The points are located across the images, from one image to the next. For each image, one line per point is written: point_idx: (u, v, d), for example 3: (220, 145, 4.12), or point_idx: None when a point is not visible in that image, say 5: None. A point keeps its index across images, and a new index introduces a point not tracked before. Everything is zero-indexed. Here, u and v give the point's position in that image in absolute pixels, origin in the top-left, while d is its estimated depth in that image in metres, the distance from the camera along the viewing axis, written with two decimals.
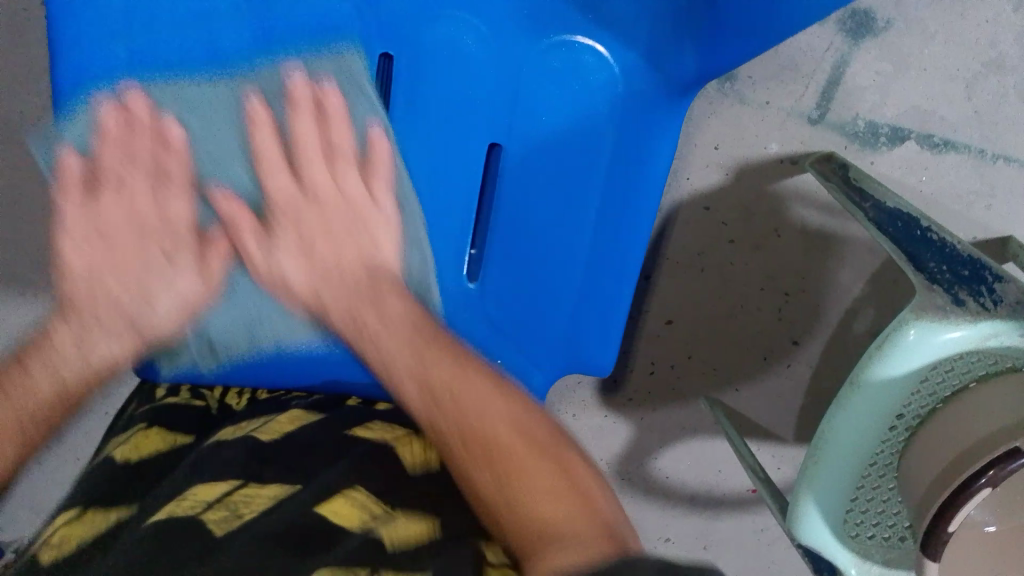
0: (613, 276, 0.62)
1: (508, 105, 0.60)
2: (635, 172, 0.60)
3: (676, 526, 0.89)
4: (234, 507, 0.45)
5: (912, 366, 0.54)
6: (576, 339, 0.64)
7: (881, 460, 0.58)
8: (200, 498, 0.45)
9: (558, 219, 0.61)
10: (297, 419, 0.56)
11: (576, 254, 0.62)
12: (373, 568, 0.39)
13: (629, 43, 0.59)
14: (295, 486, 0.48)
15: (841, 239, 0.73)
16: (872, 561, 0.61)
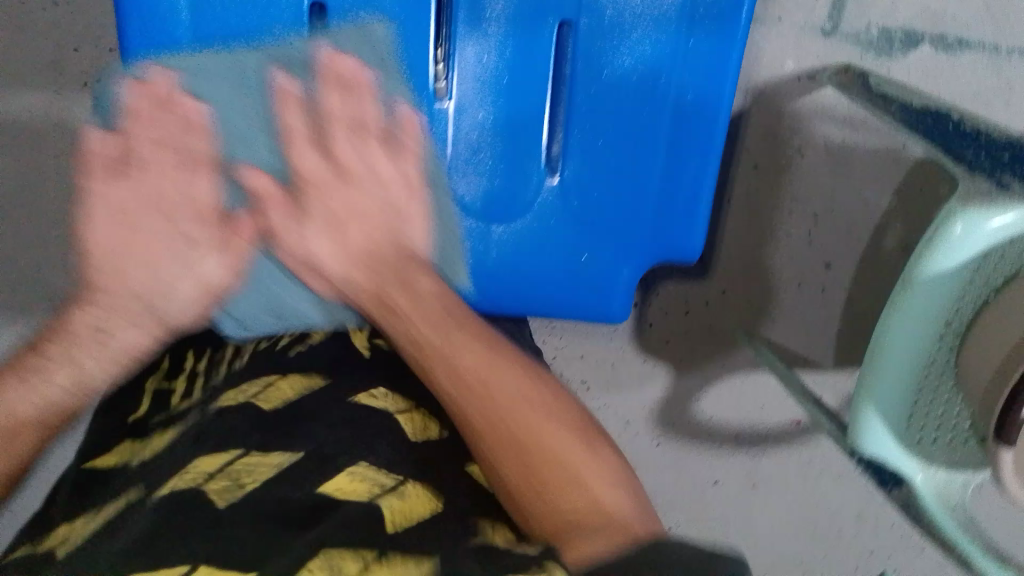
0: (694, 154, 0.60)
1: None
2: (711, 34, 0.56)
3: (724, 468, 0.88)
4: (237, 475, 0.44)
5: (963, 257, 0.53)
6: (661, 225, 0.62)
7: (938, 359, 0.57)
8: (199, 470, 0.44)
9: (634, 94, 0.58)
10: (288, 392, 0.51)
11: (658, 132, 0.59)
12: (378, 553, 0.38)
13: None
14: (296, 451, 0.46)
15: (865, 153, 0.72)
16: (936, 466, 0.59)
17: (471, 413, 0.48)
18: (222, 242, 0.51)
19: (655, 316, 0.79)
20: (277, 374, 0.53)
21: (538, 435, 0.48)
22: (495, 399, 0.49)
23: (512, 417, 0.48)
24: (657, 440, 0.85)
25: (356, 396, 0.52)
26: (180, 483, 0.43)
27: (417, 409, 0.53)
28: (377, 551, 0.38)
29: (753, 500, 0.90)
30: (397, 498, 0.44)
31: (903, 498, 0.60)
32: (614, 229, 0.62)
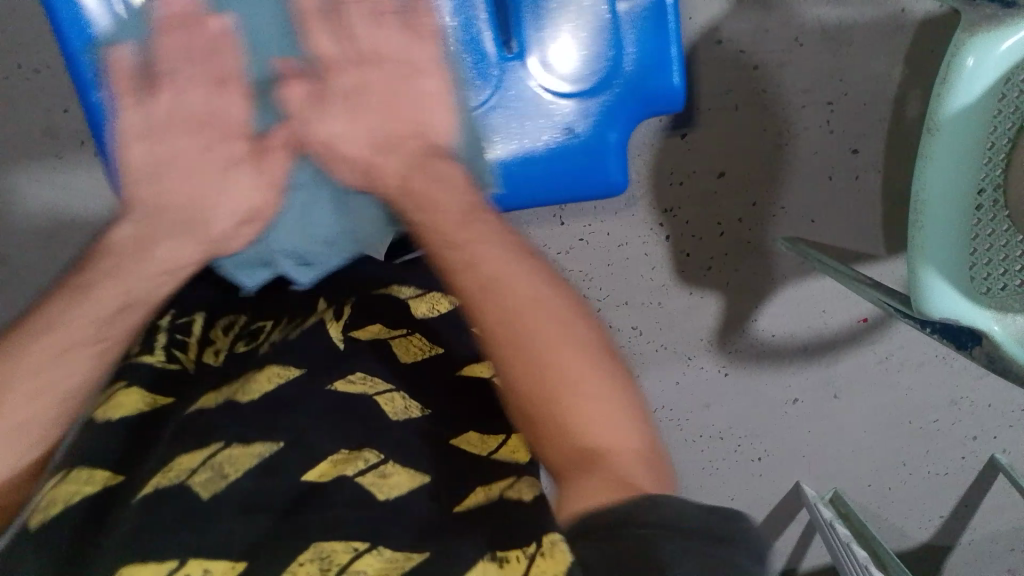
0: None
1: None
2: None
3: (798, 383, 0.86)
4: (220, 468, 0.36)
5: (983, 86, 0.51)
6: (635, 77, 0.55)
7: (986, 200, 0.54)
8: (182, 465, 0.37)
9: None
10: (275, 376, 0.42)
11: None
12: (370, 545, 0.33)
13: None
14: (275, 443, 0.38)
15: (862, 26, 0.70)
16: (1013, 314, 0.57)
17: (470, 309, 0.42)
18: (256, 159, 0.48)
19: (690, 244, 0.77)
20: (270, 321, 0.50)
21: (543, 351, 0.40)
22: (519, 316, 0.41)
23: (528, 330, 0.40)
24: (725, 370, 0.83)
25: (348, 327, 0.47)
26: (161, 481, 0.36)
27: (415, 334, 0.49)
28: (369, 541, 0.33)
29: (834, 409, 0.88)
30: (376, 476, 0.37)
31: (987, 353, 0.58)
32: (592, 91, 0.54)
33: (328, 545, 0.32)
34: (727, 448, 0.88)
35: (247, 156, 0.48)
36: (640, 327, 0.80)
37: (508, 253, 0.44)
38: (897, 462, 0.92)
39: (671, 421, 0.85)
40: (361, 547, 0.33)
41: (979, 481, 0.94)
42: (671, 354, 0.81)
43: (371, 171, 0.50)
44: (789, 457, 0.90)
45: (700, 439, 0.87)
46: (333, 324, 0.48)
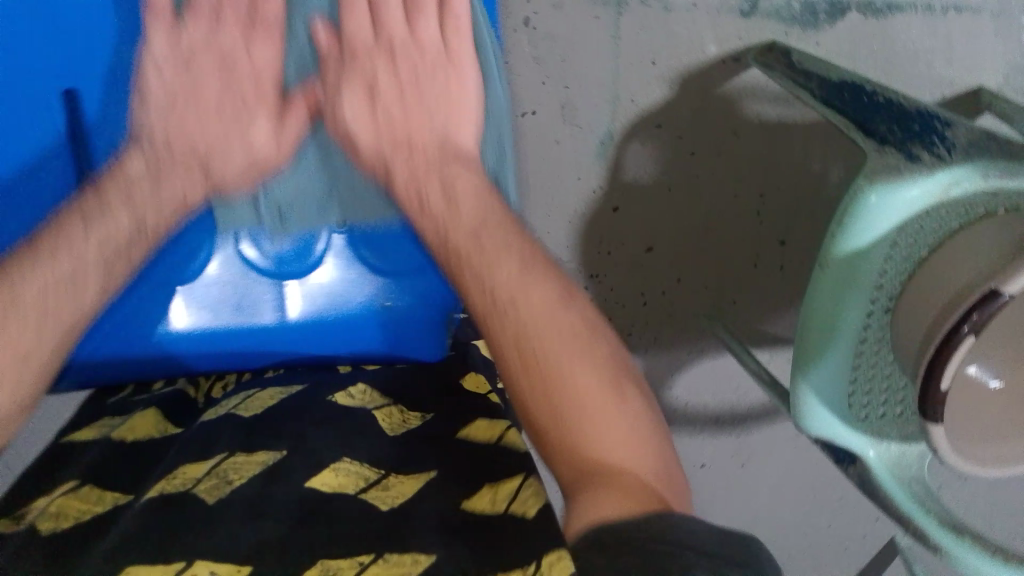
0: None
1: None
2: None
3: (707, 450, 0.88)
4: (224, 475, 0.47)
5: (876, 231, 0.52)
6: None
7: (871, 335, 0.56)
8: (188, 475, 0.47)
9: None
10: (280, 391, 0.56)
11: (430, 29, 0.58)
12: (375, 556, 0.40)
13: None
14: (281, 450, 0.49)
15: (802, 125, 0.71)
16: (888, 441, 0.59)
17: (504, 336, 0.43)
18: (277, 115, 0.54)
19: (613, 309, 0.79)
20: (258, 387, 0.57)
21: (598, 419, 0.40)
22: (561, 381, 0.41)
23: (538, 327, 0.43)
24: None
25: (333, 396, 0.55)
26: (167, 487, 0.45)
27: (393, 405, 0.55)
28: (372, 556, 0.40)
29: (741, 478, 0.91)
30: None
31: (860, 474, 0.60)
32: None
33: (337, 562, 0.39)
34: None
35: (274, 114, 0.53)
36: None
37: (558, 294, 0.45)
38: (798, 531, 0.95)
39: None
40: (365, 560, 0.39)
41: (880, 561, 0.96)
42: None
43: (389, 157, 0.53)
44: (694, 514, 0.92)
45: None
46: None
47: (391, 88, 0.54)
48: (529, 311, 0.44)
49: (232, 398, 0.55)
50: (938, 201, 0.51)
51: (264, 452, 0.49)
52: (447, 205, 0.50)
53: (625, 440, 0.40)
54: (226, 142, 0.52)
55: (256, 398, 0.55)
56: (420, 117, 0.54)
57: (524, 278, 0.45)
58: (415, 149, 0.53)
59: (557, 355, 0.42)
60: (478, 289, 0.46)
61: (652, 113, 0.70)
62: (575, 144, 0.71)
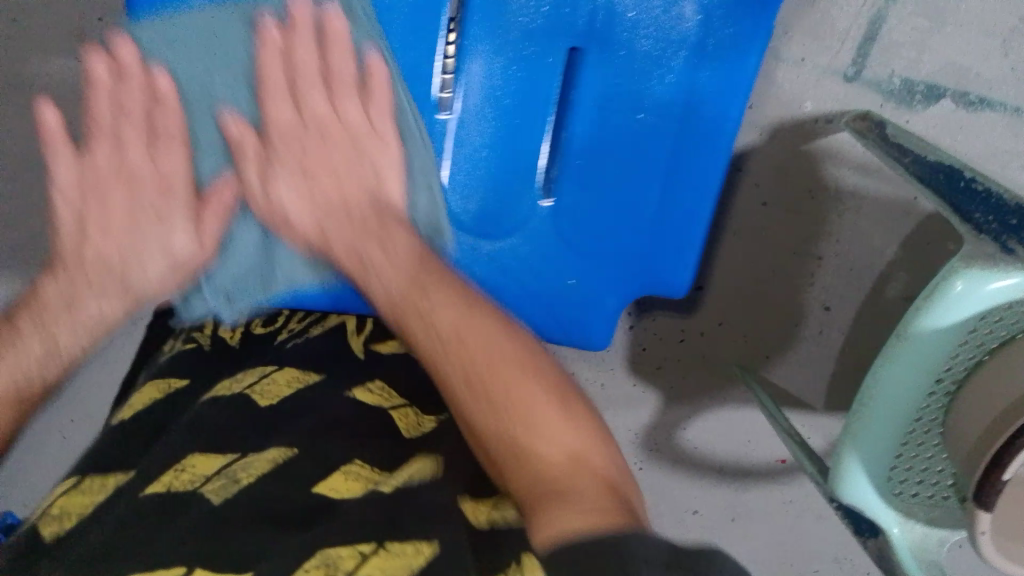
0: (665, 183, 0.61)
1: (604, 123, 0.60)
2: (699, 141, 0.58)
3: (704, 496, 0.87)
4: (233, 472, 0.46)
5: (959, 317, 0.53)
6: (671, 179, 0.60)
7: (926, 415, 0.57)
8: (198, 472, 0.47)
9: (623, 154, 0.60)
10: (297, 380, 0.56)
11: (646, 192, 0.61)
12: (376, 544, 0.39)
13: (626, 150, 0.60)
14: (315, 372, 0.57)
15: (875, 199, 0.72)
16: (915, 520, 0.59)
17: (448, 367, 0.46)
18: (193, 214, 0.55)
19: (649, 340, 0.79)
20: (275, 366, 0.57)
21: (490, 375, 0.45)
22: (473, 358, 0.45)
23: (473, 353, 0.46)
24: (641, 464, 0.86)
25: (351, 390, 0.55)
26: (174, 484, 0.46)
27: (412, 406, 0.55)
28: (373, 545, 0.39)
29: (728, 531, 0.89)
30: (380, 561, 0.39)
31: (880, 547, 0.60)
32: (620, 140, 0.60)
33: (338, 550, 0.39)
34: None
35: (186, 208, 0.54)
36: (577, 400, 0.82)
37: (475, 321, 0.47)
38: None
39: None
40: (366, 550, 0.39)
41: None
42: None
43: (323, 226, 0.53)
44: None
45: None
46: (356, 336, 0.62)
47: (356, 195, 0.53)
48: (454, 336, 0.46)
49: (246, 377, 0.56)
50: None
51: (274, 448, 0.48)
52: (390, 265, 0.51)
53: (513, 359, 0.46)
54: (162, 170, 0.54)
55: (273, 380, 0.55)
56: (355, 182, 0.54)
57: (465, 322, 0.47)
58: (378, 272, 0.51)
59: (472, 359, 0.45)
60: (421, 324, 0.48)
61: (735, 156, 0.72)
62: None
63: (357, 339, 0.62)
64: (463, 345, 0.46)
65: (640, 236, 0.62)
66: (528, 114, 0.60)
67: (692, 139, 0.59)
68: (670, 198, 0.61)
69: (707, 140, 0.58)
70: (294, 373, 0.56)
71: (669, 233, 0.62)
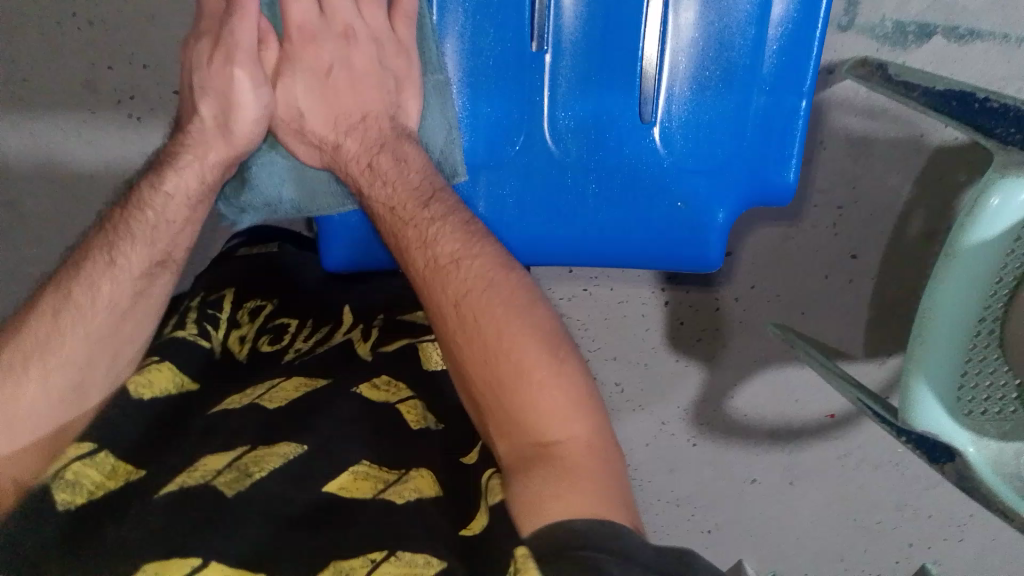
0: (761, 100, 0.57)
1: (698, 43, 0.57)
2: (790, 49, 0.56)
3: (760, 465, 0.88)
4: (244, 467, 0.43)
5: (1001, 228, 0.55)
6: (771, 90, 0.57)
7: (983, 330, 0.58)
8: (208, 466, 0.43)
9: (720, 73, 0.57)
10: (304, 386, 0.51)
11: (746, 111, 0.57)
12: (387, 552, 0.38)
13: (725, 69, 0.57)
14: (322, 378, 0.52)
15: (884, 140, 0.74)
16: (988, 438, 0.60)
17: (468, 348, 0.47)
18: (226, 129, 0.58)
19: (685, 313, 0.80)
20: (284, 376, 0.53)
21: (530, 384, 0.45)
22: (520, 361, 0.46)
23: (497, 317, 0.47)
24: (693, 440, 0.86)
25: (356, 387, 0.51)
26: (188, 481, 0.42)
27: (414, 398, 0.52)
28: (385, 552, 0.38)
29: (786, 497, 0.90)
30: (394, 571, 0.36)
31: (958, 469, 0.60)
32: (718, 56, 0.57)
33: (348, 563, 0.37)
34: (680, 515, 0.90)
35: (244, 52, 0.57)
36: (622, 383, 0.82)
37: (519, 307, 0.48)
38: (837, 556, 0.95)
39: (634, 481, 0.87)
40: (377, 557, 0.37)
41: None
42: (647, 414, 0.84)
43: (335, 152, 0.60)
44: (736, 533, 0.92)
45: (658, 502, 0.89)
46: (363, 343, 0.58)
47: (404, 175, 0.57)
48: (491, 312, 0.48)
49: (255, 390, 0.52)
50: None
51: (285, 444, 0.44)
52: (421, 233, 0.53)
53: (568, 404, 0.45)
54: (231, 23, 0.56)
55: (279, 391, 0.51)
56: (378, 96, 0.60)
57: (486, 286, 0.49)
58: (441, 221, 0.53)
59: (506, 360, 0.46)
60: (443, 292, 0.50)
61: None
62: None
63: (364, 344, 0.58)
64: (526, 350, 0.46)
65: (743, 141, 0.57)
66: (620, 48, 0.57)
67: (788, 47, 0.56)
68: (772, 92, 0.57)
69: (803, 21, 0.55)
70: (302, 381, 0.52)
71: (774, 134, 0.57)
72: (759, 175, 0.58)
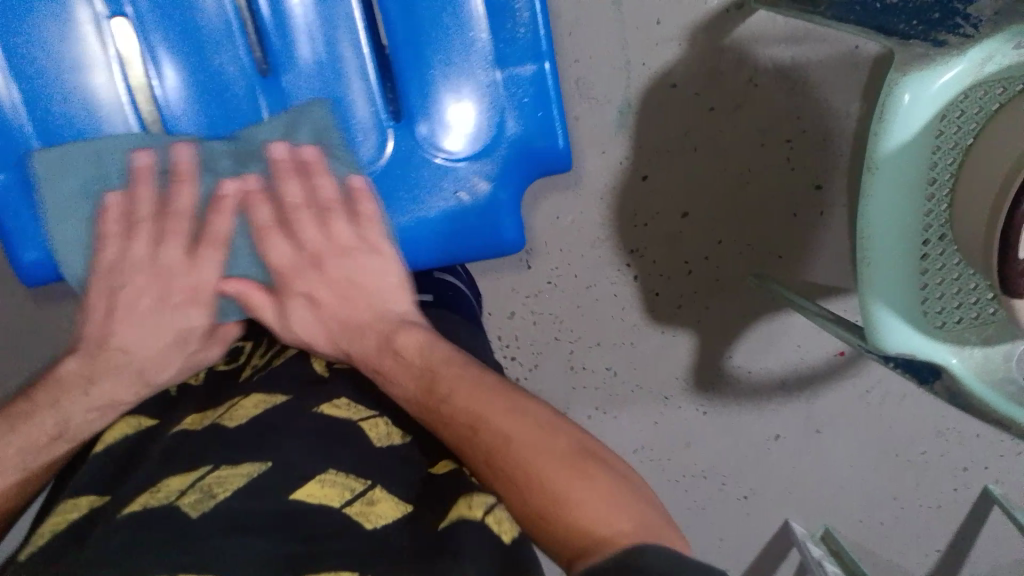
0: (508, 81, 0.57)
1: (413, 35, 0.55)
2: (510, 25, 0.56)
3: (779, 419, 0.85)
4: (207, 489, 0.40)
5: (920, 124, 0.51)
6: (508, 74, 0.56)
7: (934, 237, 0.55)
8: (171, 487, 0.40)
9: (446, 58, 0.55)
10: (259, 402, 0.49)
11: (490, 99, 0.56)
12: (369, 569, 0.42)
13: (455, 56, 0.55)
14: (281, 394, 0.50)
15: (816, 63, 0.70)
16: (970, 346, 0.57)
17: (462, 434, 0.45)
18: None
19: (658, 283, 0.77)
20: (244, 395, 0.50)
21: (505, 431, 0.44)
22: (509, 438, 0.44)
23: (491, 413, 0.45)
24: (703, 409, 0.83)
25: (316, 406, 0.49)
26: (150, 501, 0.39)
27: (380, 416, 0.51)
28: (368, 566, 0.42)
29: (817, 446, 0.87)
30: None
31: (948, 386, 0.58)
32: (440, 45, 0.55)
33: None
34: (709, 488, 0.88)
35: None
36: (614, 367, 0.80)
37: (511, 405, 0.46)
38: (886, 496, 0.90)
39: (653, 461, 0.86)
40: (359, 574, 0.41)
41: (974, 520, 0.91)
42: (647, 394, 0.82)
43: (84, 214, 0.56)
44: (779, 494, 0.89)
45: (684, 479, 0.87)
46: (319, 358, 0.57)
47: (367, 318, 0.57)
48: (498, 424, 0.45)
49: (213, 411, 0.49)
50: (975, 78, 0.50)
51: (249, 462, 0.43)
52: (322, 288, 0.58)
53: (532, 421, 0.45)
54: None
55: (240, 407, 0.48)
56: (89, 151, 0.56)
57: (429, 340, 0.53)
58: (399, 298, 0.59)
59: (502, 444, 0.43)
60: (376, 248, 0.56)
61: (677, 56, 0.69)
62: (594, 119, 0.71)
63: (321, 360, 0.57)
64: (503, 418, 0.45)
65: (496, 119, 0.57)
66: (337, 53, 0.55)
67: (503, 22, 0.56)
68: (507, 72, 0.56)
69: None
70: (259, 396, 0.49)
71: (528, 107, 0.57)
72: (529, 146, 0.58)
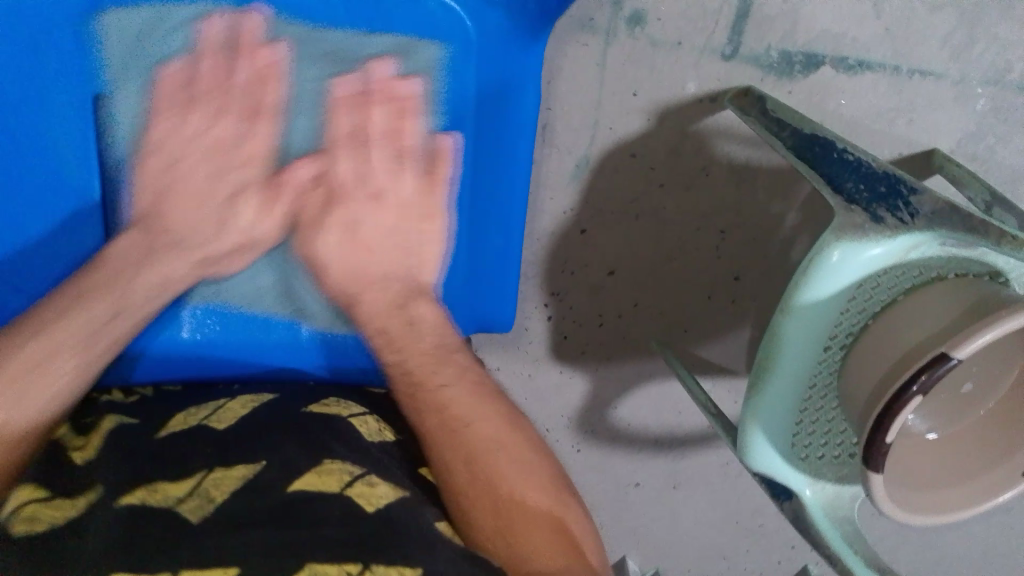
0: (506, 119, 0.62)
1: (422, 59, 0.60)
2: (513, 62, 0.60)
3: (643, 470, 0.91)
4: (207, 491, 0.52)
5: (838, 287, 0.55)
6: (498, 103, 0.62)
7: (820, 382, 0.60)
8: (168, 493, 0.51)
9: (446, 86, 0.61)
10: (252, 402, 0.61)
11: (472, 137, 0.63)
12: (361, 565, 0.46)
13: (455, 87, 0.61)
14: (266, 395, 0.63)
15: (765, 169, 0.73)
16: (824, 481, 0.62)
17: None
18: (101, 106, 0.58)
19: (569, 328, 0.81)
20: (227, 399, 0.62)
21: None
22: None
23: None
24: (578, 446, 0.89)
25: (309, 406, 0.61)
26: (150, 501, 0.51)
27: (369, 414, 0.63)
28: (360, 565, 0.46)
29: (672, 499, 0.93)
30: None
31: (794, 509, 0.63)
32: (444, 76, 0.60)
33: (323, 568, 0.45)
34: None
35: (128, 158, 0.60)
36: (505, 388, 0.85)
37: None
38: (718, 554, 0.98)
39: None
40: (353, 570, 0.46)
41: None
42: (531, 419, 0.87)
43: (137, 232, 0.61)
44: (624, 530, 0.96)
45: None
46: None
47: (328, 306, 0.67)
48: None
49: (202, 412, 0.60)
50: (897, 259, 0.54)
51: (241, 466, 0.54)
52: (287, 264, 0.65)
53: None
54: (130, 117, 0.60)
55: (229, 409, 0.60)
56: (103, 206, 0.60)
57: None
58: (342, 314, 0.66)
59: None
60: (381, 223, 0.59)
61: (641, 130, 0.70)
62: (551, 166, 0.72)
63: None
64: None
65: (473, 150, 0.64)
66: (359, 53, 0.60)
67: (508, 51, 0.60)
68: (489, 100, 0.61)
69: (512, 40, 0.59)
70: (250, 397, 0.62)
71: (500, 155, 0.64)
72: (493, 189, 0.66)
